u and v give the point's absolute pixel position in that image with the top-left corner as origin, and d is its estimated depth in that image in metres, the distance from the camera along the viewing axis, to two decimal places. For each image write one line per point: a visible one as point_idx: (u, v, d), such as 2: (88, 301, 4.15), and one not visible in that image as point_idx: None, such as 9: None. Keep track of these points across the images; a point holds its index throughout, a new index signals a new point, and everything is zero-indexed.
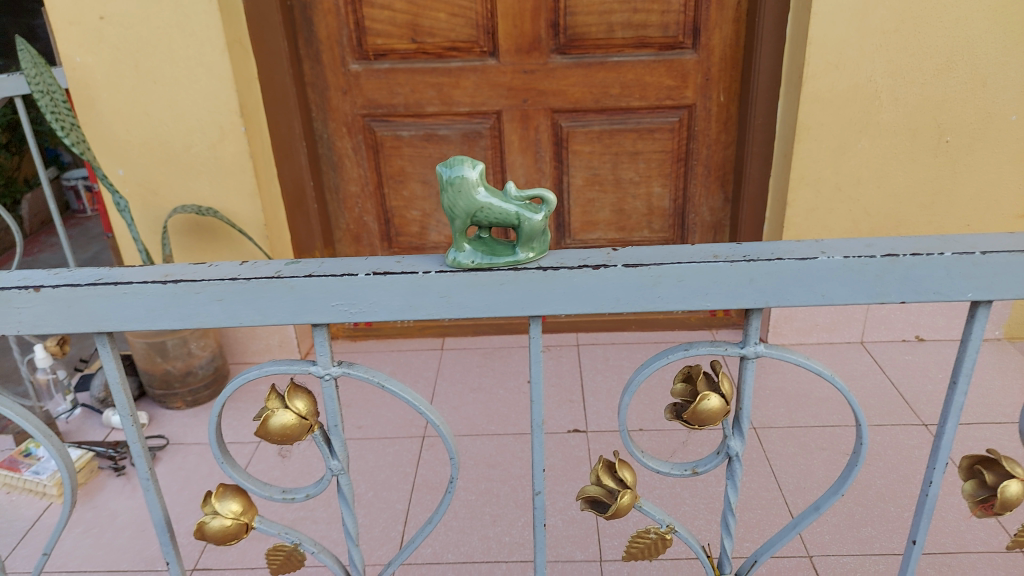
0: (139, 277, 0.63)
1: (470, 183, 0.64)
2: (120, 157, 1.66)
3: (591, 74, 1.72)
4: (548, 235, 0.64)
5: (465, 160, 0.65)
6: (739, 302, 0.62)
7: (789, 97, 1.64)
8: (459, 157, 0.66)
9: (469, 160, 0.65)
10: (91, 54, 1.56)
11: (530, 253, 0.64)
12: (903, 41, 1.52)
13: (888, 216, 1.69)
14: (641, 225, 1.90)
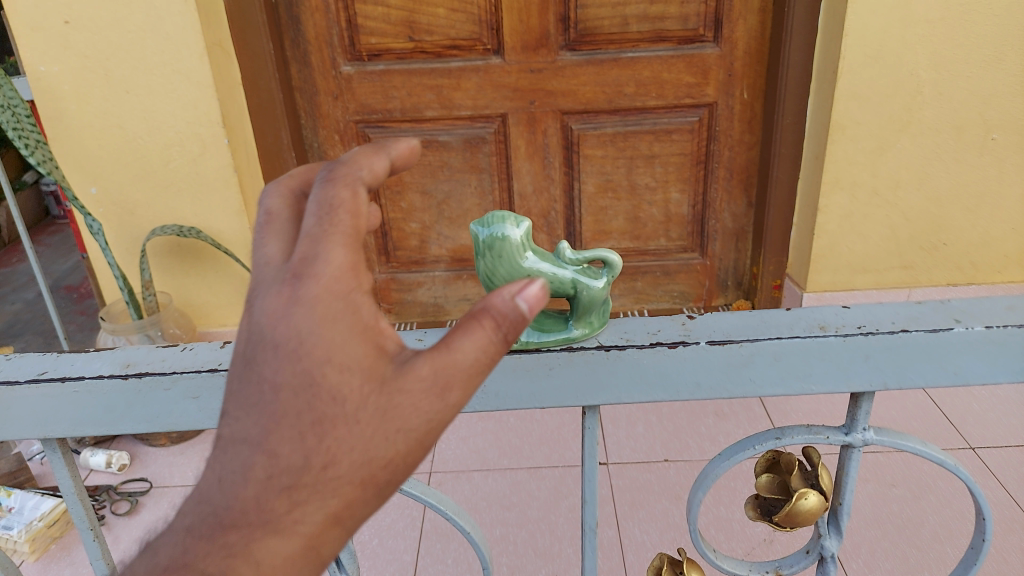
0: (91, 370, 0.51)
1: (513, 248, 0.58)
2: (92, 174, 1.51)
3: (605, 71, 1.58)
4: (608, 306, 0.60)
5: (506, 217, 0.59)
6: (849, 384, 0.50)
7: (820, 94, 1.50)
8: (495, 213, 0.59)
9: (512, 218, 0.59)
10: (56, 62, 1.41)
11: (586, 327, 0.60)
12: (949, 31, 1.38)
13: (929, 221, 1.56)
14: (657, 233, 1.78)
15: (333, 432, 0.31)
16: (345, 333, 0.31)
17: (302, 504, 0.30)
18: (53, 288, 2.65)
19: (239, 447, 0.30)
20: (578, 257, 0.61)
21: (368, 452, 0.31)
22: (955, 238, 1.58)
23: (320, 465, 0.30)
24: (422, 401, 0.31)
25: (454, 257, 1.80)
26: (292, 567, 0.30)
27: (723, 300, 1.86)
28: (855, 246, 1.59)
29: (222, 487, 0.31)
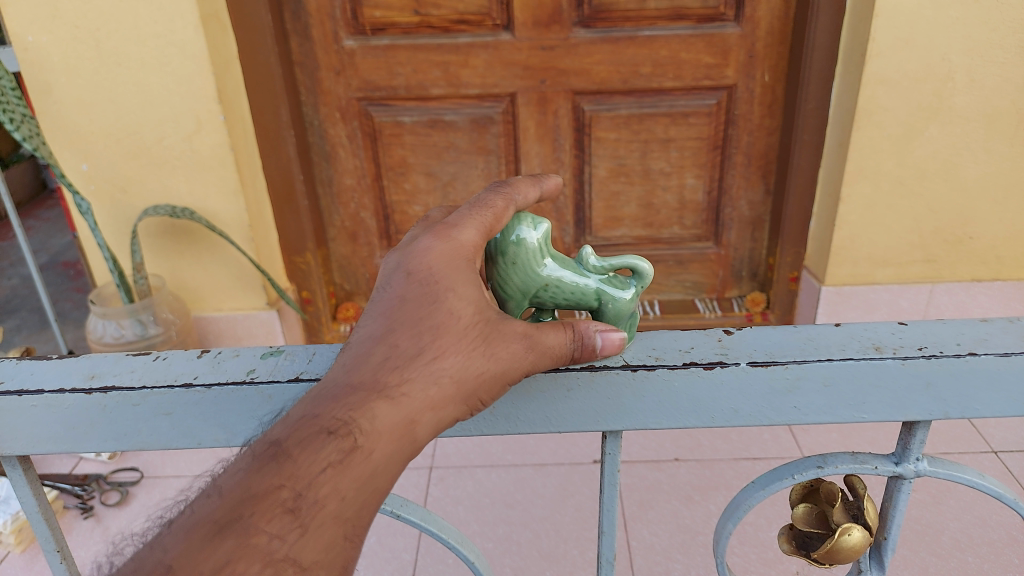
0: (54, 381, 0.45)
1: (530, 253, 0.54)
2: (84, 150, 1.45)
3: (620, 50, 1.51)
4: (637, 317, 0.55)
5: (522, 220, 0.55)
6: (905, 414, 0.44)
7: (847, 78, 1.42)
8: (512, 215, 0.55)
9: (528, 218, 0.55)
10: (45, 31, 1.34)
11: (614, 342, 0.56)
12: (987, 13, 1.30)
13: (956, 213, 1.49)
14: (671, 221, 1.71)
15: (446, 335, 0.40)
16: (468, 271, 0.42)
17: (412, 381, 0.38)
18: (50, 263, 2.60)
19: (370, 337, 0.39)
20: (604, 263, 0.57)
21: (467, 361, 0.40)
22: (983, 232, 1.51)
23: (431, 357, 0.39)
24: (515, 340, 0.42)
25: None
26: (397, 432, 0.37)
27: (737, 291, 1.80)
28: (877, 238, 1.53)
29: (353, 362, 0.38)
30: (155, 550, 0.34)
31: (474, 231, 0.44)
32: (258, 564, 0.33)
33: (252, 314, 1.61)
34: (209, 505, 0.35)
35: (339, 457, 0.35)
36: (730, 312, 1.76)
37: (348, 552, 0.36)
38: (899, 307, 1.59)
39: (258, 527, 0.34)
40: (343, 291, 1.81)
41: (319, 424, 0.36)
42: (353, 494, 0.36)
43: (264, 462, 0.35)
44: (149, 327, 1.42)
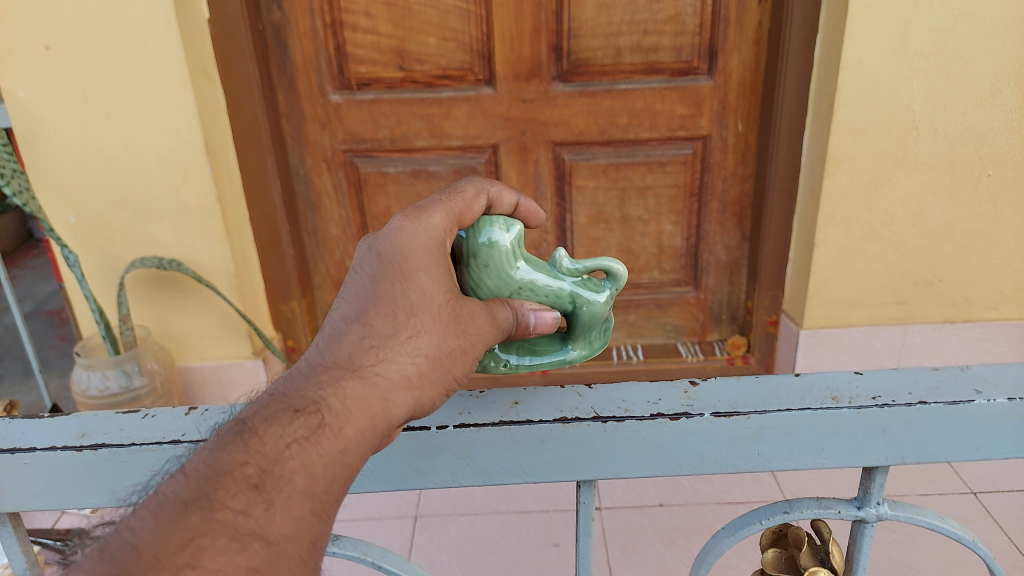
0: (46, 440, 0.46)
1: (505, 254, 0.63)
2: (71, 202, 1.47)
3: (597, 102, 1.56)
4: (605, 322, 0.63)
5: (495, 223, 0.63)
6: (865, 459, 0.47)
7: (816, 127, 1.48)
8: (482, 219, 0.63)
9: (504, 224, 0.63)
10: (36, 87, 1.37)
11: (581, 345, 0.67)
12: (944, 66, 1.37)
13: (924, 256, 1.54)
14: (650, 265, 1.75)
15: (418, 315, 0.47)
16: (437, 256, 0.51)
17: (385, 359, 0.44)
18: (34, 312, 2.58)
19: (345, 318, 0.46)
20: (578, 267, 0.66)
21: (440, 338, 0.48)
22: (951, 274, 1.55)
23: (405, 335, 0.46)
24: (476, 319, 0.51)
25: None
26: (369, 407, 0.42)
27: (716, 335, 1.83)
28: (850, 281, 1.57)
29: (328, 344, 0.44)
30: (120, 531, 0.35)
31: (439, 226, 0.54)
32: (224, 537, 0.35)
33: (237, 362, 1.61)
34: (176, 484, 0.37)
35: (305, 432, 0.39)
36: (711, 355, 1.79)
37: (316, 530, 0.38)
38: (874, 348, 1.62)
39: (223, 503, 0.36)
40: None
41: (288, 404, 0.40)
42: (320, 470, 0.39)
43: (232, 440, 0.38)
44: (134, 377, 1.42)
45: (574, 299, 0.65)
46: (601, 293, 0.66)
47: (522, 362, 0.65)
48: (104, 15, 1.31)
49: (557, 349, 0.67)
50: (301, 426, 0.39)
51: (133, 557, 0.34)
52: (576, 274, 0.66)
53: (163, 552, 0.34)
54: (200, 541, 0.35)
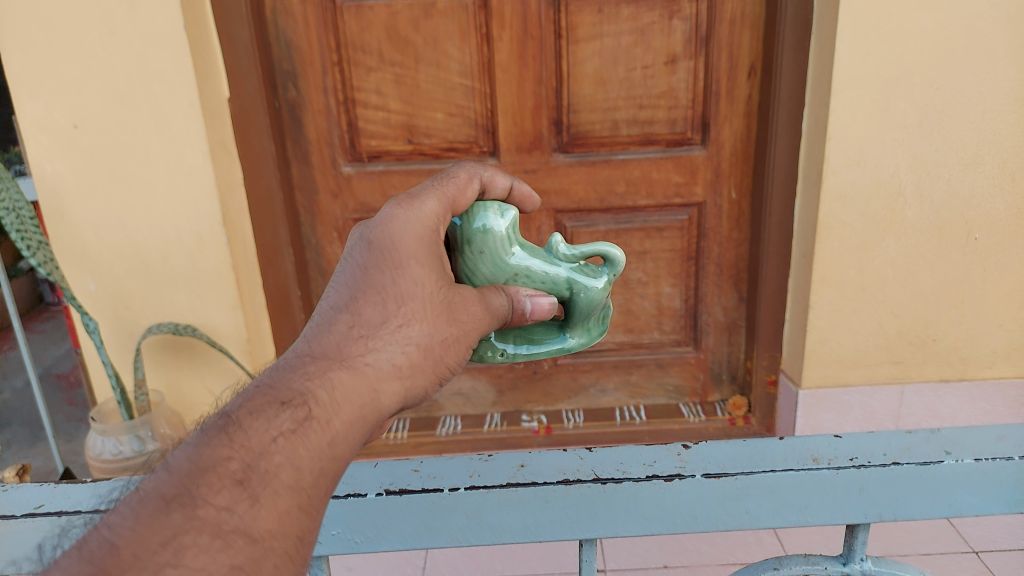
0: (89, 504, 0.55)
1: (501, 240, 0.75)
2: (91, 270, 1.50)
3: (595, 172, 1.63)
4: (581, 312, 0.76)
5: (491, 210, 0.76)
6: (846, 517, 0.51)
7: (807, 195, 1.54)
8: (475, 205, 0.76)
9: (499, 213, 0.76)
10: (63, 162, 1.41)
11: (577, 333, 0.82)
12: (928, 136, 1.43)
13: (917, 317, 1.58)
14: (650, 326, 1.80)
15: (407, 309, 0.59)
16: (428, 240, 0.65)
17: (375, 353, 0.56)
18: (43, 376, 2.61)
19: (340, 310, 0.57)
20: (572, 254, 0.80)
21: (430, 329, 0.60)
22: (944, 333, 1.59)
23: (394, 329, 0.58)
24: (465, 308, 0.65)
25: None
26: (360, 393, 0.52)
27: (718, 394, 1.86)
28: (845, 341, 1.61)
29: (318, 342, 0.54)
30: (100, 528, 0.39)
31: (425, 218, 0.66)
32: (206, 535, 0.40)
33: None
34: (159, 480, 0.42)
35: (290, 427, 0.46)
36: (713, 415, 1.81)
37: (299, 526, 0.44)
38: (872, 407, 1.65)
39: (207, 501, 0.41)
40: None
41: (274, 399, 0.48)
42: (303, 459, 0.46)
43: (215, 437, 0.44)
44: (146, 442, 1.45)
45: (570, 286, 0.79)
46: (596, 278, 0.79)
47: (518, 350, 0.79)
48: (130, 95, 1.36)
49: (556, 337, 0.82)
50: (288, 419, 0.47)
51: (116, 554, 0.38)
52: (571, 261, 0.80)
53: (147, 551, 0.38)
54: (180, 539, 0.39)
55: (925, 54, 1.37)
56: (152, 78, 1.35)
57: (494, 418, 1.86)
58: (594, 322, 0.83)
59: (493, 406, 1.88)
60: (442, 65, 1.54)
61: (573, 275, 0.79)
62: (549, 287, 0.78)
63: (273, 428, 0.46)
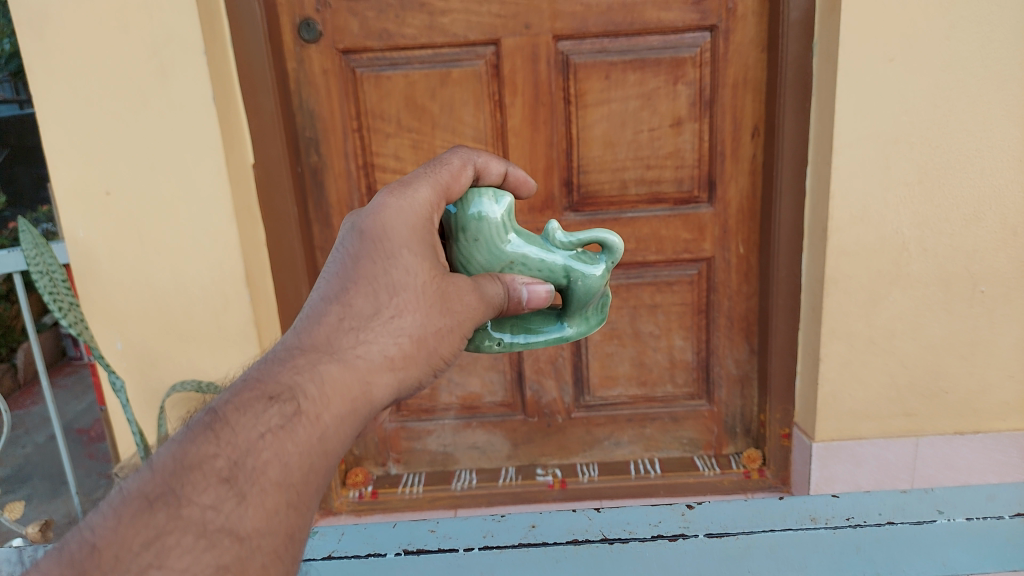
0: None
1: (496, 228, 0.82)
2: (118, 331, 1.55)
3: (606, 229, 1.68)
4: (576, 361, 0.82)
5: (485, 197, 0.83)
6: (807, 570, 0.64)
7: (813, 249, 1.57)
8: (471, 190, 0.84)
9: (495, 202, 0.83)
10: (95, 227, 1.48)
11: (574, 320, 0.89)
12: (928, 193, 1.47)
13: (928, 369, 1.59)
14: (663, 378, 1.82)
15: (398, 307, 0.67)
16: (421, 233, 0.72)
17: (361, 347, 0.63)
18: (64, 431, 2.65)
19: (331, 304, 0.65)
20: (570, 241, 0.86)
21: (424, 322, 0.69)
22: (956, 385, 1.60)
23: (381, 325, 0.66)
24: (464, 300, 0.73)
25: (463, 405, 1.86)
26: (347, 388, 0.60)
27: (732, 447, 1.87)
28: (857, 393, 1.62)
29: (308, 338, 0.62)
30: (86, 528, 0.48)
31: (416, 208, 0.74)
32: (189, 535, 0.48)
33: None
34: (144, 479, 0.50)
35: (278, 423, 0.55)
36: (728, 468, 1.82)
37: (283, 522, 0.52)
38: (885, 459, 1.65)
39: (192, 501, 0.49)
40: (352, 456, 1.90)
41: (264, 396, 0.56)
42: (288, 452, 0.54)
43: (203, 437, 0.53)
44: None
45: (567, 272, 0.85)
46: (593, 265, 0.86)
47: (515, 339, 0.87)
48: (160, 163, 1.43)
49: (553, 326, 0.89)
50: (275, 414, 0.55)
51: (96, 552, 0.46)
52: (570, 248, 0.86)
53: (129, 551, 0.46)
54: (164, 539, 0.47)
55: (921, 115, 1.42)
56: (182, 147, 1.42)
57: (510, 472, 1.88)
58: (591, 311, 0.89)
59: (508, 460, 1.90)
60: (457, 130, 1.61)
61: (570, 262, 0.85)
62: (546, 274, 0.85)
63: (259, 426, 0.54)
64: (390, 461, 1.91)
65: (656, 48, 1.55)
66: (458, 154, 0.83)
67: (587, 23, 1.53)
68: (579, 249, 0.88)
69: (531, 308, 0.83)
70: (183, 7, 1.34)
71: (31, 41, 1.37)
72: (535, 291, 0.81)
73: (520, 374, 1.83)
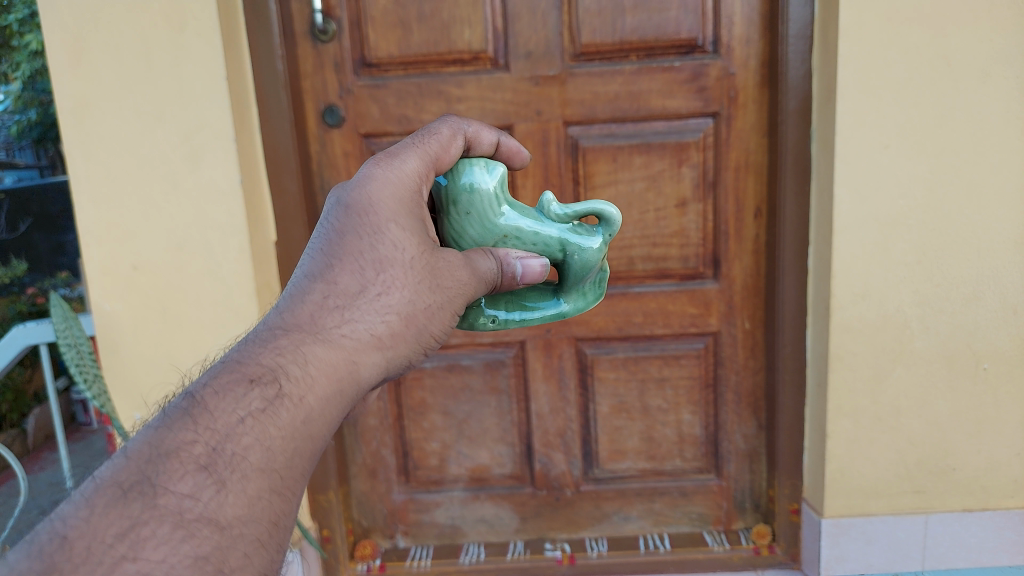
0: None
1: (490, 204, 0.91)
2: (137, 401, 1.58)
3: (614, 303, 1.72)
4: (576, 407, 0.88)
5: (478, 168, 0.92)
6: None
7: (817, 327, 1.61)
8: (462, 160, 0.93)
9: (489, 178, 0.92)
10: (121, 301, 1.53)
11: (570, 294, 0.99)
12: (928, 272, 1.51)
13: (935, 445, 1.60)
14: (672, 453, 1.83)
15: (383, 286, 0.74)
16: (408, 210, 0.79)
17: (343, 329, 0.69)
18: None
19: (316, 285, 0.71)
20: (569, 212, 0.95)
21: (410, 303, 0.76)
22: (963, 462, 1.61)
23: (364, 307, 0.72)
24: (451, 278, 0.80)
25: (472, 476, 1.86)
26: (329, 369, 0.66)
27: (742, 523, 1.87)
28: (865, 470, 1.63)
29: (291, 320, 0.68)
30: (57, 520, 0.50)
31: (403, 176, 0.81)
32: (166, 527, 0.50)
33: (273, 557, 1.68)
34: (120, 464, 0.53)
35: (259, 406, 0.60)
36: (738, 544, 1.81)
37: (263, 508, 0.57)
38: (896, 537, 1.65)
39: (168, 490, 0.52)
40: (361, 527, 1.90)
41: (245, 378, 0.61)
42: (268, 434, 0.59)
43: (182, 423, 0.57)
44: None
45: (564, 245, 0.94)
46: (589, 238, 0.95)
47: (510, 316, 0.97)
48: (187, 241, 1.50)
49: (550, 302, 0.99)
50: (256, 399, 0.60)
51: (68, 543, 0.48)
52: (570, 220, 0.96)
53: (103, 541, 0.49)
54: (140, 529, 0.50)
55: (917, 199, 1.47)
56: (208, 227, 1.49)
57: (518, 546, 1.88)
58: (588, 286, 1.00)
59: (516, 534, 1.90)
60: None
61: (565, 235, 0.94)
62: (541, 247, 0.94)
63: (240, 410, 0.59)
64: (398, 534, 1.90)
65: (661, 133, 1.63)
66: (449, 123, 0.92)
67: (596, 110, 1.61)
68: (574, 221, 0.97)
69: (526, 283, 0.91)
70: (216, 98, 1.43)
71: (72, 126, 1.45)
72: (529, 265, 0.89)
73: (529, 447, 1.85)
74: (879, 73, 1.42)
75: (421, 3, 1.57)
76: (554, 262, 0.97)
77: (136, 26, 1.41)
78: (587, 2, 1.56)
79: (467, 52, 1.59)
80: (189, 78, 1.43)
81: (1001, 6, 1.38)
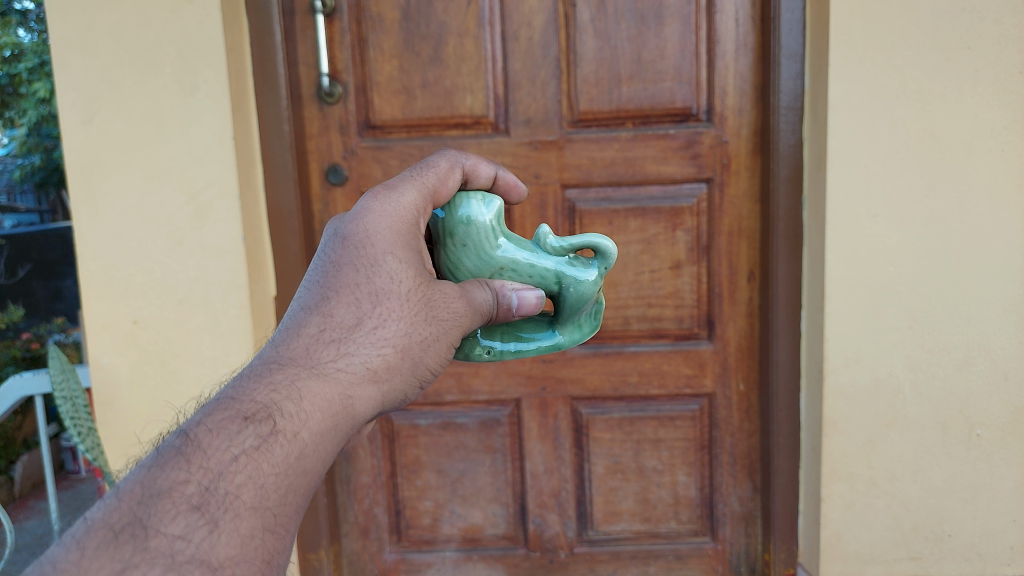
0: None
1: (486, 238, 0.93)
2: (129, 455, 1.57)
3: (609, 362, 1.73)
4: None
5: (475, 201, 0.94)
6: None
7: (811, 390, 1.62)
8: (459, 194, 0.95)
9: (485, 212, 0.94)
10: (119, 355, 1.54)
11: (564, 327, 1.00)
12: (920, 337, 1.53)
13: (930, 511, 1.59)
14: (667, 515, 1.82)
15: (379, 319, 0.75)
16: (406, 244, 0.82)
17: (338, 365, 0.70)
18: None
19: (313, 317, 0.72)
20: (565, 245, 0.96)
21: (407, 334, 0.77)
22: (959, 528, 1.60)
23: (359, 341, 0.73)
24: (449, 309, 0.83)
25: (465, 536, 1.84)
26: (325, 403, 0.67)
27: None
28: (861, 535, 1.61)
29: (286, 355, 0.68)
30: (48, 564, 0.50)
31: (400, 210, 0.84)
32: (159, 569, 0.51)
33: None
34: (111, 506, 0.54)
35: (254, 445, 0.60)
36: None
37: (253, 545, 0.57)
38: None
39: (160, 533, 0.53)
40: None
41: (238, 415, 0.61)
42: (260, 471, 0.60)
43: (174, 464, 0.57)
44: None
45: (560, 279, 0.95)
46: (586, 271, 0.95)
47: (506, 347, 0.98)
48: (188, 297, 1.51)
49: (546, 334, 1.00)
50: (250, 436, 0.60)
51: None
52: (566, 254, 0.97)
53: None
54: (130, 572, 0.50)
55: (907, 265, 1.50)
56: (209, 283, 1.51)
57: None
58: (584, 319, 1.00)
59: None
60: None
61: (561, 267, 0.95)
62: (537, 279, 0.95)
63: (233, 447, 0.59)
64: None
65: (655, 197, 1.66)
66: (448, 156, 0.95)
67: (592, 175, 1.65)
68: (571, 254, 0.98)
69: (521, 314, 0.92)
70: (222, 159, 1.47)
71: (79, 181, 1.48)
72: (523, 296, 0.91)
73: (523, 507, 1.83)
74: (866, 144, 1.47)
75: (424, 70, 1.62)
76: (551, 294, 0.97)
77: (148, 89, 1.45)
78: (585, 72, 1.62)
79: (468, 117, 1.64)
80: (197, 137, 1.47)
81: (983, 84, 1.43)
